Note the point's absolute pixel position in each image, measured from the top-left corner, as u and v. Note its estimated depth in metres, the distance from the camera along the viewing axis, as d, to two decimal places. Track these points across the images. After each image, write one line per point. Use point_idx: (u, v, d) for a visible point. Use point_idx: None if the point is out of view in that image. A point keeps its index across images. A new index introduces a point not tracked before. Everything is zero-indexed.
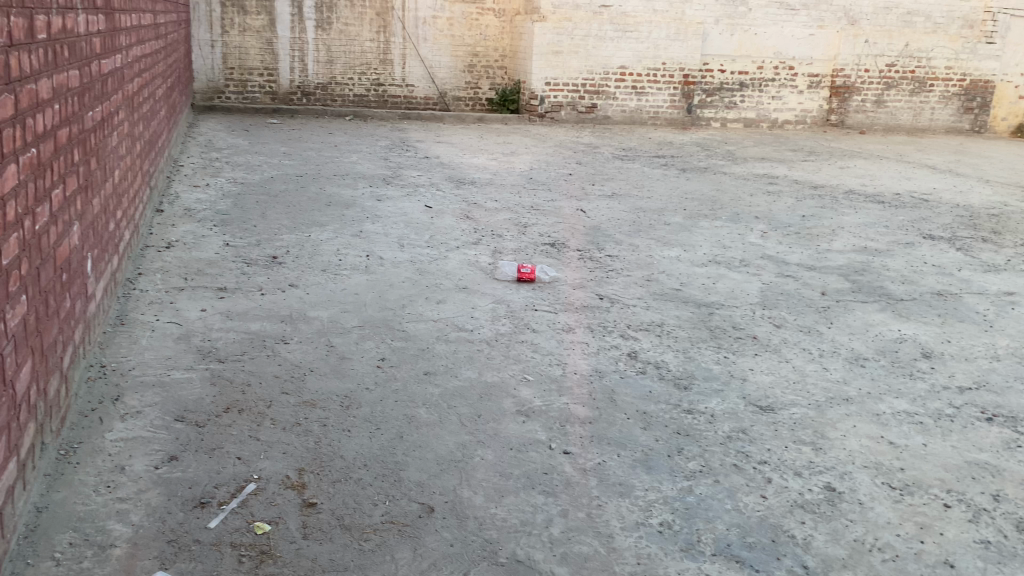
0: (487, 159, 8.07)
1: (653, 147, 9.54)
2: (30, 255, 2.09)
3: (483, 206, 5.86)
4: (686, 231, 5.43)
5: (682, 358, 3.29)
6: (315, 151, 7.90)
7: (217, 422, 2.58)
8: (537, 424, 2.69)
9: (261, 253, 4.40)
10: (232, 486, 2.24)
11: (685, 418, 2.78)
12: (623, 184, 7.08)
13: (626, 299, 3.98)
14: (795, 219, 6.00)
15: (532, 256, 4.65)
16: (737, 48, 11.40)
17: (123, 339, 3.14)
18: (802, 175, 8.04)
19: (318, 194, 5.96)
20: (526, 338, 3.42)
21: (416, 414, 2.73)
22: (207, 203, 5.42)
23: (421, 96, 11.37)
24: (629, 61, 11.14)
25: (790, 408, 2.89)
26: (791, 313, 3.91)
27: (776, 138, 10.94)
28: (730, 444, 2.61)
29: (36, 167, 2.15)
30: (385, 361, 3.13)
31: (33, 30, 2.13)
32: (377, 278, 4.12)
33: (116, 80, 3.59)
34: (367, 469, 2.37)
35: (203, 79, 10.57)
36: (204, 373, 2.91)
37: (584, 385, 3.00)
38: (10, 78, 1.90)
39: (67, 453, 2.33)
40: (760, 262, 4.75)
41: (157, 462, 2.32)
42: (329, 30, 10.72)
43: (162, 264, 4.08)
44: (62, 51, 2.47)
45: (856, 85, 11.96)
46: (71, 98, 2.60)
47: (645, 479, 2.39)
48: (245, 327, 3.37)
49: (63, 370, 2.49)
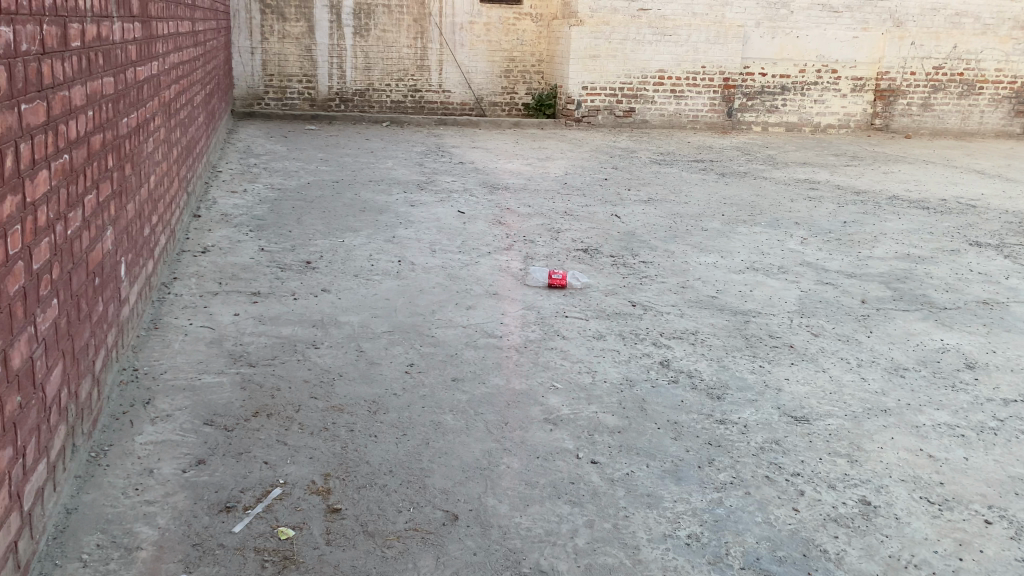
0: (522, 165, 8.05)
1: (691, 151, 9.45)
2: (61, 259, 2.11)
3: (517, 212, 5.84)
4: (723, 237, 5.35)
5: (715, 367, 3.23)
6: (352, 157, 7.97)
7: (245, 426, 2.59)
8: (565, 433, 2.66)
9: (295, 258, 4.43)
10: (258, 490, 2.25)
11: (716, 428, 2.73)
12: (659, 189, 7.02)
13: (659, 306, 3.93)
14: (836, 225, 5.88)
15: (565, 262, 4.62)
16: (778, 52, 11.25)
17: (156, 343, 3.18)
18: (844, 181, 7.89)
19: (353, 199, 6.00)
20: (556, 345, 3.39)
21: (443, 421, 2.71)
22: (244, 208, 5.49)
23: (458, 102, 11.41)
24: (668, 64, 11.06)
25: (825, 419, 2.82)
26: (829, 321, 3.83)
27: (819, 142, 10.77)
28: (762, 456, 2.55)
29: (68, 174, 2.18)
30: (414, 367, 3.13)
31: (67, 39, 2.16)
32: (409, 284, 4.12)
33: (152, 87, 3.64)
34: (392, 475, 2.36)
35: (243, 86, 10.71)
36: (234, 377, 2.93)
37: (614, 394, 2.96)
38: (43, 85, 1.93)
39: (97, 455, 2.36)
40: (798, 269, 4.66)
41: (185, 466, 2.34)
42: (367, 37, 10.81)
43: (197, 269, 4.13)
44: (97, 59, 2.51)
45: (901, 88, 11.73)
46: (105, 104, 2.63)
47: (674, 490, 2.35)
48: (277, 332, 3.39)
49: (95, 373, 2.52)
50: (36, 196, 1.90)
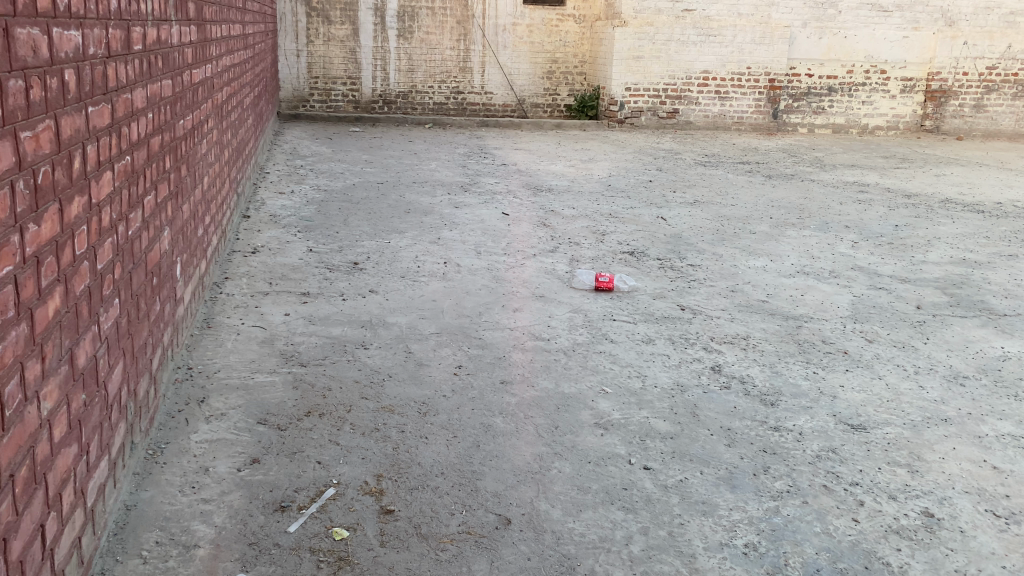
0: (565, 166, 8.03)
1: (736, 153, 9.33)
2: (123, 260, 2.15)
3: (561, 214, 5.82)
4: (772, 241, 5.27)
5: (768, 373, 3.18)
6: (396, 158, 8.02)
7: (298, 425, 2.61)
8: (616, 438, 2.63)
9: (343, 259, 4.46)
10: (312, 491, 2.26)
11: (771, 435, 2.68)
12: (705, 191, 6.94)
13: (709, 310, 3.88)
14: (888, 229, 5.76)
15: (611, 264, 4.58)
16: (825, 52, 11.08)
17: (209, 342, 3.22)
18: (894, 183, 7.73)
19: (398, 201, 6.03)
20: (604, 349, 3.36)
21: (493, 423, 2.70)
22: (292, 210, 5.54)
23: (500, 103, 11.42)
24: (712, 65, 10.94)
25: (883, 427, 2.76)
26: (883, 327, 3.74)
27: (867, 144, 10.58)
28: (820, 464, 2.50)
29: (130, 175, 2.21)
30: (462, 369, 3.12)
31: (130, 42, 2.20)
32: (455, 285, 4.12)
33: (206, 89, 3.69)
34: (443, 477, 2.36)
35: (289, 88, 10.84)
36: (286, 377, 2.96)
37: (665, 399, 2.92)
38: (107, 87, 1.96)
39: (155, 453, 2.39)
40: (850, 273, 4.57)
41: (240, 465, 2.36)
42: (411, 39, 10.87)
43: (248, 269, 4.18)
44: (156, 62, 2.55)
45: (953, 88, 11.48)
46: (164, 107, 2.67)
47: (729, 498, 2.31)
48: (326, 332, 3.42)
49: (152, 371, 2.56)
50: (101, 197, 1.93)
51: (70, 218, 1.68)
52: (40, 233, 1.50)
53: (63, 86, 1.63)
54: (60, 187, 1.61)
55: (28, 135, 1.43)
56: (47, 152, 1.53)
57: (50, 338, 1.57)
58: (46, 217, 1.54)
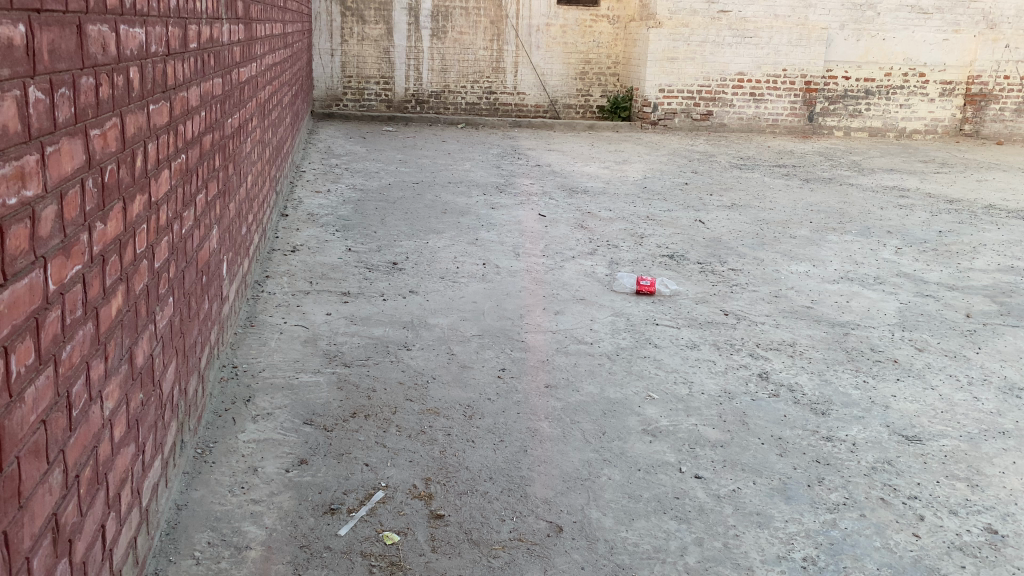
0: (599, 168, 7.97)
1: (772, 156, 9.23)
2: (177, 258, 2.14)
3: (598, 216, 5.78)
4: (813, 245, 5.19)
5: (817, 381, 3.12)
6: (430, 158, 8.01)
7: (344, 426, 2.59)
8: (665, 445, 2.59)
9: (382, 259, 4.45)
10: (361, 493, 2.24)
11: (824, 446, 2.62)
12: (743, 195, 6.86)
13: (753, 316, 3.82)
14: (931, 235, 5.65)
15: (651, 267, 4.54)
16: (863, 54, 10.94)
17: (252, 341, 3.22)
18: (936, 188, 7.59)
19: (434, 201, 6.01)
20: (649, 354, 3.32)
21: (540, 428, 2.67)
22: (329, 208, 5.55)
23: (532, 104, 11.39)
24: (747, 67, 10.82)
25: (939, 439, 2.69)
26: (933, 336, 3.66)
27: (905, 147, 10.43)
28: (875, 476, 2.44)
29: (184, 173, 2.21)
30: (506, 372, 3.09)
31: (187, 40, 2.19)
32: (495, 287, 4.10)
33: (251, 87, 3.70)
34: (492, 482, 2.33)
35: (322, 87, 10.88)
36: (330, 377, 2.95)
37: (713, 406, 2.87)
38: (166, 86, 1.95)
39: (203, 452, 2.39)
40: (895, 280, 4.49)
41: (288, 465, 2.35)
42: (444, 39, 10.87)
43: (288, 268, 4.18)
44: (209, 60, 2.54)
45: (994, 92, 11.27)
46: (215, 105, 2.67)
47: (785, 509, 2.26)
48: (368, 332, 3.40)
49: (200, 370, 2.56)
50: (159, 196, 1.92)
51: (132, 217, 1.67)
52: (106, 231, 1.48)
53: (128, 84, 1.62)
54: (124, 185, 1.60)
55: (97, 133, 1.42)
56: (113, 150, 1.53)
57: (112, 338, 1.56)
58: (111, 215, 1.52)
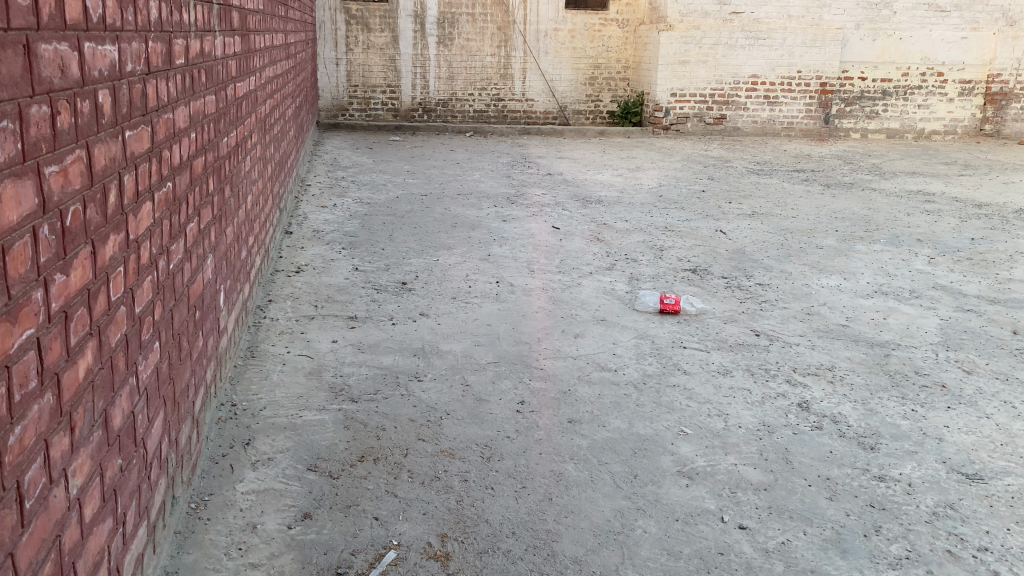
0: (612, 176, 7.75)
1: (790, 160, 8.99)
2: (164, 297, 1.93)
3: (614, 227, 5.56)
4: (842, 256, 4.96)
5: (862, 411, 2.88)
6: (438, 168, 7.80)
7: (352, 473, 2.38)
8: (703, 490, 2.37)
9: (391, 278, 4.25)
10: (371, 554, 2.02)
11: (877, 487, 2.39)
12: (764, 202, 6.63)
13: (786, 336, 3.59)
14: (964, 243, 5.41)
15: (674, 283, 4.31)
16: (880, 54, 10.69)
17: (253, 374, 3.01)
18: (961, 192, 7.34)
19: (443, 214, 5.80)
20: (678, 381, 3.09)
21: (565, 471, 2.45)
22: (335, 224, 5.35)
23: (541, 111, 11.20)
24: (761, 69, 10.59)
25: (1004, 478, 2.45)
26: (980, 356, 3.42)
27: (925, 149, 10.17)
28: (938, 524, 2.21)
29: (171, 203, 2.00)
30: (526, 405, 2.86)
31: (171, 55, 1.98)
32: (509, 307, 3.88)
33: (250, 102, 3.51)
34: (515, 538, 2.11)
35: (328, 97, 10.70)
36: (336, 415, 2.73)
37: (752, 442, 2.65)
38: (147, 107, 1.74)
39: (198, 506, 2.17)
40: (932, 293, 4.26)
41: (291, 521, 2.14)
42: (451, 46, 10.69)
43: (292, 290, 3.98)
44: (200, 76, 2.34)
45: (1015, 91, 11.00)
46: (207, 124, 2.46)
47: (842, 566, 2.03)
48: (377, 361, 3.19)
49: (195, 415, 2.35)
50: (140, 232, 1.70)
51: (104, 260, 1.46)
52: (69, 283, 1.27)
53: (97, 110, 1.41)
54: (93, 226, 1.39)
55: (55, 170, 1.21)
56: (78, 188, 1.31)
57: (80, 403, 1.35)
58: (76, 264, 1.31)
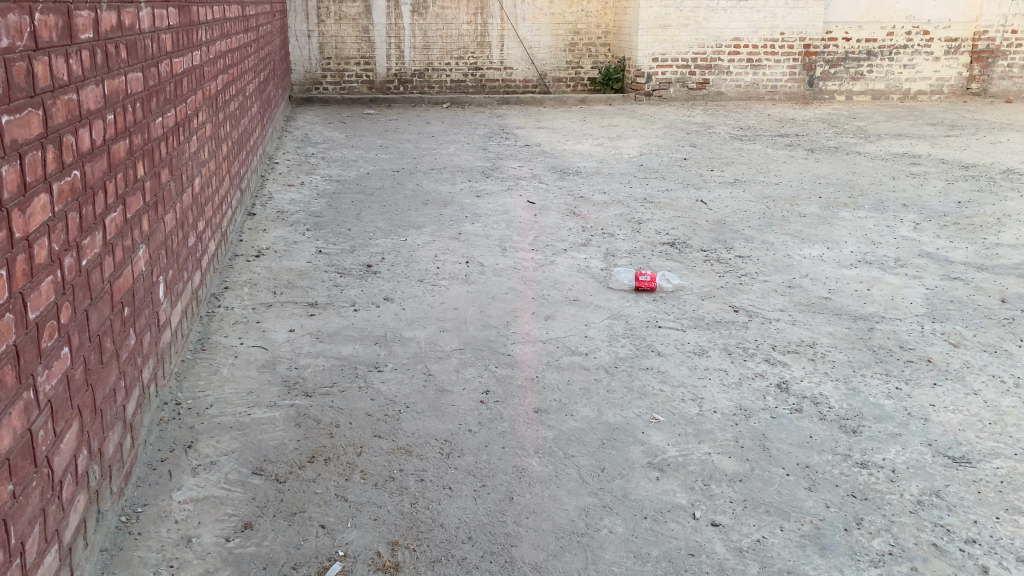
0: (591, 145, 7.55)
1: (773, 125, 8.80)
2: (74, 297, 1.76)
3: (591, 200, 5.38)
4: (825, 224, 4.81)
5: (844, 391, 2.74)
6: (412, 142, 7.59)
7: (300, 476, 2.23)
8: (675, 483, 2.23)
9: (356, 261, 4.07)
10: (314, 566, 1.88)
11: (859, 475, 2.25)
12: (746, 169, 6.46)
13: (765, 312, 3.44)
14: (950, 206, 5.25)
15: (651, 258, 4.15)
16: (864, 14, 10.47)
17: (202, 369, 2.84)
18: (948, 153, 7.19)
19: (415, 190, 5.61)
20: (651, 364, 2.94)
21: (528, 467, 2.30)
22: (301, 204, 5.16)
23: (521, 79, 10.95)
24: (744, 32, 10.36)
25: (992, 460, 2.32)
26: (967, 327, 3.28)
27: (911, 110, 9.99)
28: (924, 514, 2.07)
29: (79, 192, 1.81)
30: (490, 395, 2.71)
31: (72, 28, 1.79)
32: (478, 289, 3.72)
33: (194, 78, 3.30)
34: (472, 543, 1.96)
35: (301, 70, 10.43)
36: (287, 411, 2.57)
37: (728, 428, 2.50)
38: (37, 89, 1.56)
39: (128, 520, 2.01)
40: (918, 261, 4.11)
41: (230, 533, 1.98)
42: (425, 14, 10.39)
43: (251, 276, 3.80)
44: (118, 52, 2.14)
45: (1002, 48, 10.79)
46: (131, 104, 2.27)
47: (820, 565, 1.89)
48: (336, 351, 3.02)
49: (127, 419, 2.18)
50: (30, 231, 1.52)
51: None
52: None
53: None
54: None
55: None
56: None
57: None
58: None
